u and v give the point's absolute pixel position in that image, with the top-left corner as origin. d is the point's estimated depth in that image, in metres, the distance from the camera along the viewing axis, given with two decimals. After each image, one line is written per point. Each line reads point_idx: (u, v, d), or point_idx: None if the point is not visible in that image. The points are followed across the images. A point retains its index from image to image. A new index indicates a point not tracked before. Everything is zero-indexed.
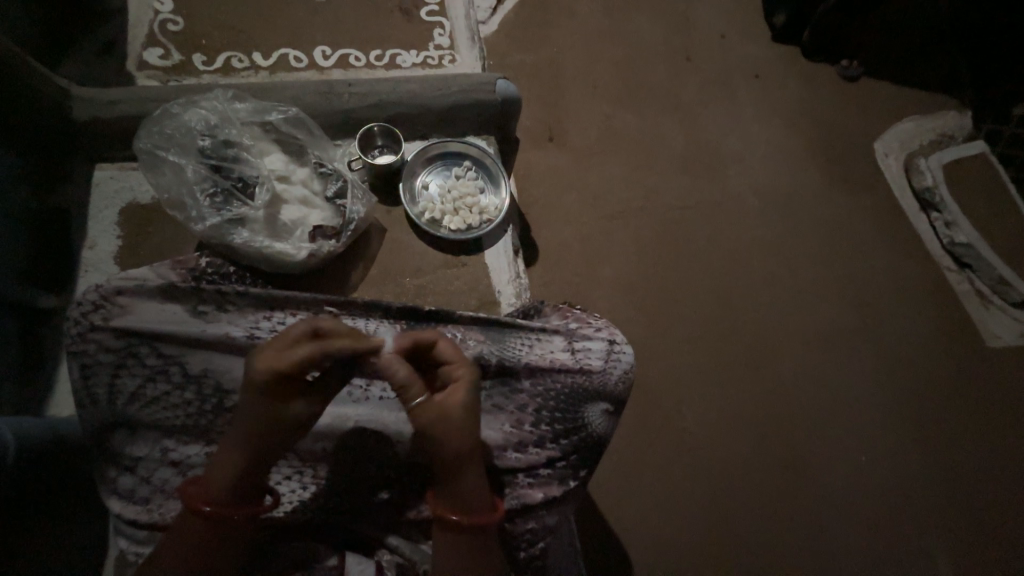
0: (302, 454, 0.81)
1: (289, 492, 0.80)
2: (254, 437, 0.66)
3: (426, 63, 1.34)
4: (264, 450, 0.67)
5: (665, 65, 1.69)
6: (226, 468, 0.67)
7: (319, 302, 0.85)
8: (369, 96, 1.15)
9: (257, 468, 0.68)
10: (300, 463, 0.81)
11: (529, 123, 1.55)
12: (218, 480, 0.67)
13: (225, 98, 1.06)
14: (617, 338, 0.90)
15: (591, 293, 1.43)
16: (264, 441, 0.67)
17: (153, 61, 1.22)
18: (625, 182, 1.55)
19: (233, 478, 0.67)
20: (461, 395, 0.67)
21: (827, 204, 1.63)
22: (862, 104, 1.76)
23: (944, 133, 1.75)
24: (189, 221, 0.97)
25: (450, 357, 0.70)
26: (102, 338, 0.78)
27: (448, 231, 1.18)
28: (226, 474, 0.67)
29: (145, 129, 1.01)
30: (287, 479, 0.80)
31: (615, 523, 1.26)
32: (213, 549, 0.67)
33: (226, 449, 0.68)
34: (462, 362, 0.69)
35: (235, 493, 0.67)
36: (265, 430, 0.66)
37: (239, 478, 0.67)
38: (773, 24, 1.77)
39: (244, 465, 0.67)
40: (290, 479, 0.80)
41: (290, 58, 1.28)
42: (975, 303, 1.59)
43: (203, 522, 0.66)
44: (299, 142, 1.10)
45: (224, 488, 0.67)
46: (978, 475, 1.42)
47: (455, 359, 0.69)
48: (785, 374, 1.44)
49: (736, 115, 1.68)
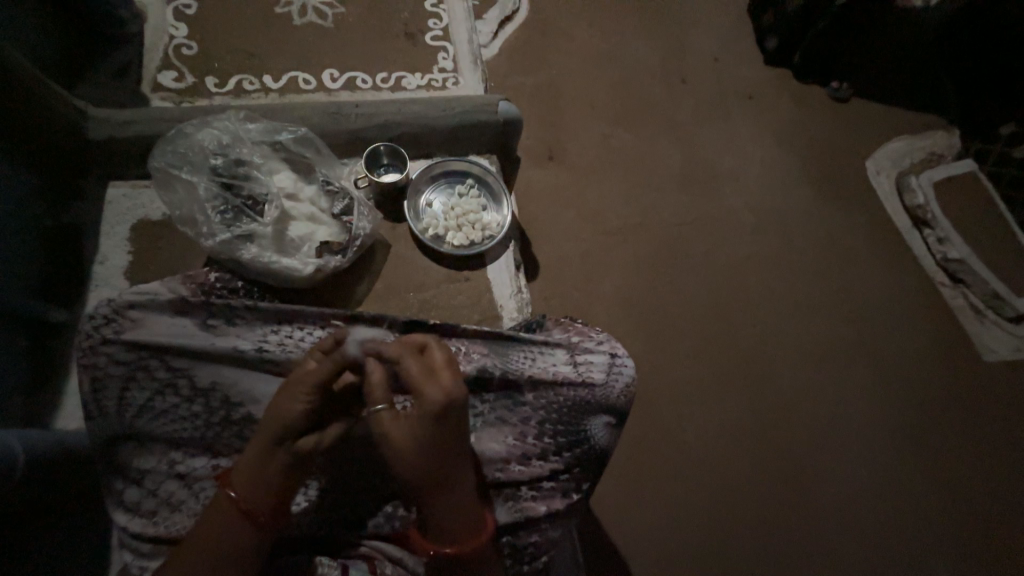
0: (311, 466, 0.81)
1: (300, 501, 0.81)
2: (269, 438, 0.68)
3: (431, 86, 1.39)
4: (279, 449, 0.68)
5: (661, 87, 1.75)
6: (248, 468, 0.68)
7: (326, 316, 0.87)
8: (376, 117, 1.19)
9: (271, 475, 0.68)
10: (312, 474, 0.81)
11: (529, 142, 1.59)
12: (242, 479, 0.68)
13: (237, 119, 1.09)
14: (618, 351, 0.92)
15: (591, 307, 1.45)
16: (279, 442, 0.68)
17: (168, 83, 1.27)
18: (624, 199, 1.59)
19: (252, 479, 0.68)
20: (421, 420, 0.67)
21: (820, 220, 1.67)
22: (852, 124, 1.81)
23: (934, 152, 1.80)
24: (199, 236, 1.00)
25: (416, 379, 0.69)
26: (114, 350, 0.80)
27: (452, 247, 1.21)
28: (245, 476, 0.68)
29: (159, 149, 1.04)
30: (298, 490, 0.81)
31: (618, 539, 1.25)
32: (221, 559, 0.67)
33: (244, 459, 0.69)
34: (430, 385, 0.68)
35: (256, 494, 0.68)
36: (279, 430, 0.68)
37: (255, 481, 0.68)
38: (764, 48, 1.83)
39: (258, 466, 0.68)
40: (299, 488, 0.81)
41: (299, 80, 1.33)
42: (969, 317, 1.61)
43: (230, 520, 0.67)
44: (307, 161, 1.13)
45: (247, 488, 0.68)
46: (980, 490, 1.42)
47: (420, 383, 0.68)
48: (783, 387, 1.46)
49: (730, 134, 1.73)
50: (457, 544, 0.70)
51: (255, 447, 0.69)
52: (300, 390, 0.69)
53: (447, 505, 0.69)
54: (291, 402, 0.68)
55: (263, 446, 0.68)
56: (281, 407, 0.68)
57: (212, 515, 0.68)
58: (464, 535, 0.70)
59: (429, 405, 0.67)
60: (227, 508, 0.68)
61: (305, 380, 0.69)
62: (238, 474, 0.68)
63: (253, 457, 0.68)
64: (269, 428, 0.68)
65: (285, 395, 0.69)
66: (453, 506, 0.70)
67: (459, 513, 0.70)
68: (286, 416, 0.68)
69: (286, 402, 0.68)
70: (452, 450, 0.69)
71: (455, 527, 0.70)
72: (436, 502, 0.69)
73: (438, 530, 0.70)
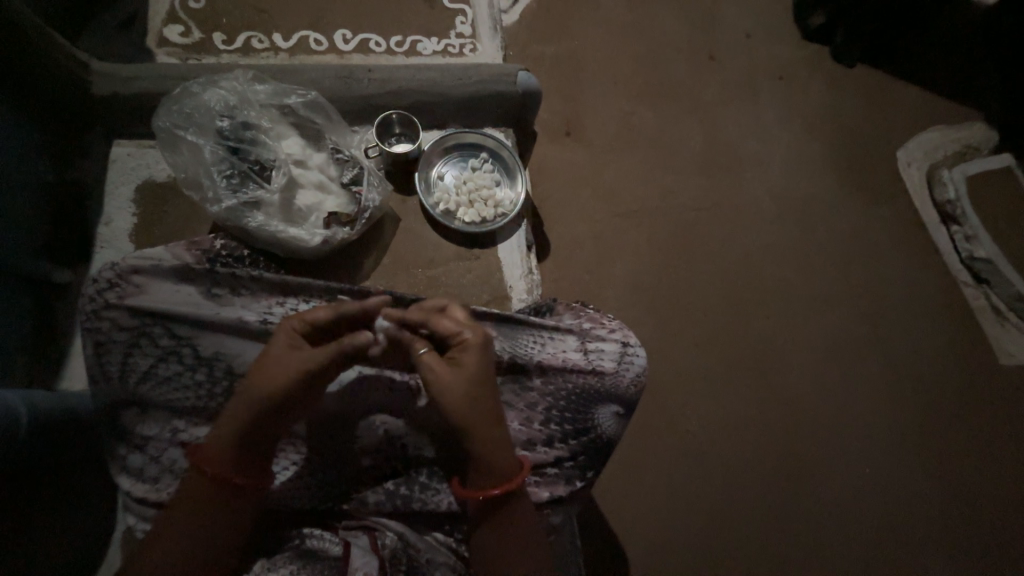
0: (291, 435, 0.80)
1: (282, 477, 0.80)
2: (254, 413, 0.65)
3: (447, 52, 1.32)
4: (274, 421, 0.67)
5: (687, 62, 1.66)
6: (228, 440, 0.66)
7: (332, 290, 0.85)
8: (388, 83, 1.13)
9: (252, 449, 0.67)
10: (291, 441, 0.81)
11: (546, 116, 1.53)
12: (221, 452, 0.66)
13: (246, 80, 1.05)
14: (630, 340, 0.89)
15: (601, 291, 1.42)
16: (261, 419, 0.66)
17: (174, 38, 1.21)
18: (641, 180, 1.53)
19: (235, 454, 0.66)
20: (464, 359, 0.69)
21: (845, 212, 1.60)
22: (888, 111, 1.72)
23: (971, 144, 1.71)
24: (205, 201, 0.97)
25: (449, 329, 0.72)
26: (117, 315, 0.79)
27: (463, 224, 1.16)
28: (223, 453, 0.66)
29: (164, 108, 1.00)
30: (278, 460, 0.80)
31: (616, 524, 1.26)
32: (206, 528, 0.65)
33: (230, 434, 0.66)
34: (464, 326, 0.72)
35: (241, 465, 0.67)
36: (272, 402, 0.66)
37: (239, 454, 0.66)
38: (808, 25, 1.72)
39: (241, 441, 0.66)
40: (281, 456, 0.80)
41: (310, 40, 1.27)
42: (990, 319, 1.56)
43: (210, 490, 0.66)
44: (316, 128, 1.09)
45: (225, 460, 0.66)
46: (982, 492, 1.40)
47: (455, 328, 0.71)
48: (792, 381, 1.43)
49: (757, 117, 1.65)
50: (504, 483, 0.69)
51: (230, 424, 0.66)
52: (289, 366, 0.66)
53: (493, 438, 0.68)
54: (283, 377, 0.66)
55: (242, 419, 0.66)
56: (271, 381, 0.66)
57: (190, 488, 0.66)
58: (507, 472, 0.69)
59: (470, 345, 0.70)
60: (209, 482, 0.66)
61: (291, 358, 0.67)
62: (215, 449, 0.66)
63: (231, 432, 0.66)
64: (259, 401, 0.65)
65: (276, 368, 0.66)
66: (494, 441, 0.68)
67: (499, 465, 0.69)
68: (275, 390, 0.65)
69: (277, 374, 0.66)
70: (488, 386, 0.69)
71: (494, 464, 0.68)
72: (474, 436, 0.68)
73: (483, 470, 0.69)
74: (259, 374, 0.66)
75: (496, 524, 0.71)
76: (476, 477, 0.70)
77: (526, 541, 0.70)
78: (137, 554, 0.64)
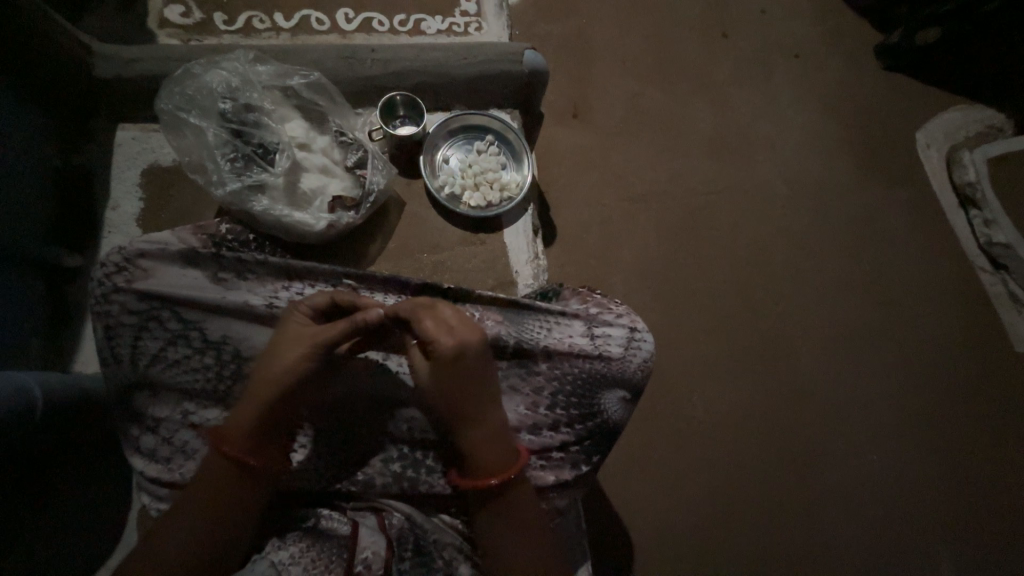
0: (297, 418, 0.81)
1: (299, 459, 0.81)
2: (268, 388, 0.66)
3: (452, 30, 1.29)
4: (275, 405, 0.67)
5: (698, 41, 1.61)
6: (244, 416, 0.67)
7: (338, 274, 0.85)
8: (392, 64, 1.11)
9: (270, 427, 0.69)
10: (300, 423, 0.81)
11: (553, 97, 1.49)
12: (237, 428, 0.67)
13: (247, 60, 1.03)
14: (637, 326, 0.88)
15: (607, 276, 1.40)
16: (272, 399, 0.67)
17: (175, 19, 1.20)
18: (650, 164, 1.49)
19: (247, 430, 0.67)
20: (443, 365, 0.68)
21: (859, 195, 1.56)
22: (907, 90, 1.66)
23: (994, 126, 1.66)
24: (210, 184, 0.96)
25: (427, 332, 0.68)
26: (126, 299, 0.79)
27: (468, 208, 1.15)
28: (232, 427, 0.67)
29: (166, 90, 0.99)
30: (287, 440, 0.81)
31: (620, 509, 1.26)
32: (219, 512, 0.66)
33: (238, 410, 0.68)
34: (445, 332, 0.68)
35: (254, 442, 0.68)
36: (276, 387, 0.66)
37: (254, 432, 0.68)
38: None
39: (253, 421, 0.67)
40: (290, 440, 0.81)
41: (312, 20, 1.24)
42: (1006, 305, 1.52)
43: (229, 469, 0.67)
44: (320, 109, 1.07)
45: (240, 435, 0.67)
46: (990, 477, 1.39)
47: (433, 334, 0.68)
48: (800, 367, 1.41)
49: (770, 97, 1.60)
50: (498, 474, 0.69)
51: (247, 402, 0.67)
52: (294, 348, 0.67)
53: (483, 435, 0.70)
54: (291, 360, 0.67)
55: (257, 400, 0.67)
56: (284, 364, 0.67)
57: (207, 466, 0.68)
58: (502, 465, 0.70)
59: (445, 353, 0.68)
60: (220, 460, 0.67)
61: (302, 341, 0.68)
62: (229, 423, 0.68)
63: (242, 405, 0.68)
64: (268, 383, 0.67)
65: (284, 352, 0.67)
66: (481, 437, 0.70)
67: (493, 450, 0.70)
68: (284, 372, 0.67)
69: (286, 359, 0.67)
70: (475, 380, 0.69)
71: (488, 457, 0.69)
72: (464, 431, 0.70)
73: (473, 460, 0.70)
74: (273, 357, 0.68)
75: (504, 512, 0.71)
76: (473, 470, 0.70)
77: (527, 529, 0.71)
78: (155, 531, 0.65)
